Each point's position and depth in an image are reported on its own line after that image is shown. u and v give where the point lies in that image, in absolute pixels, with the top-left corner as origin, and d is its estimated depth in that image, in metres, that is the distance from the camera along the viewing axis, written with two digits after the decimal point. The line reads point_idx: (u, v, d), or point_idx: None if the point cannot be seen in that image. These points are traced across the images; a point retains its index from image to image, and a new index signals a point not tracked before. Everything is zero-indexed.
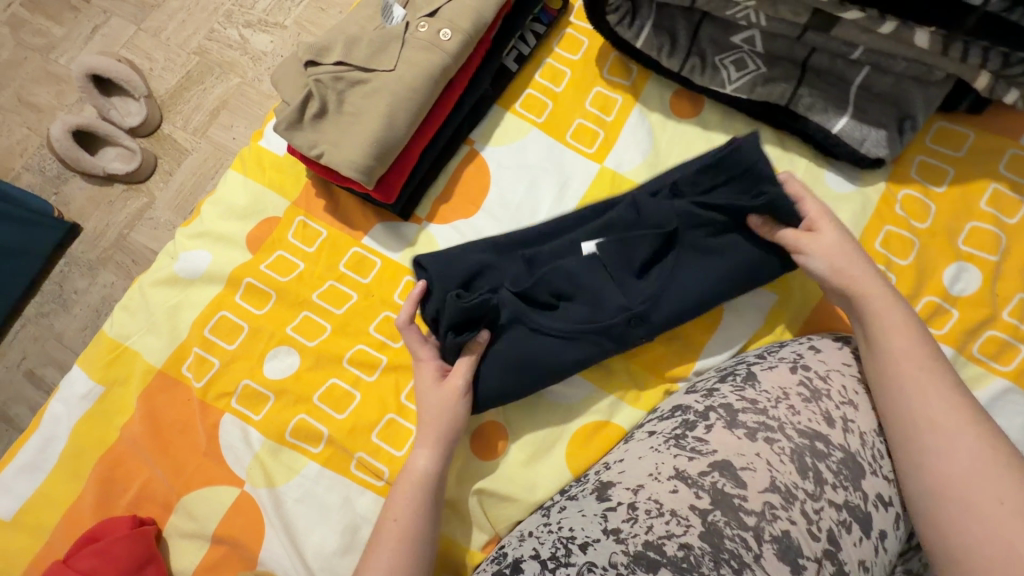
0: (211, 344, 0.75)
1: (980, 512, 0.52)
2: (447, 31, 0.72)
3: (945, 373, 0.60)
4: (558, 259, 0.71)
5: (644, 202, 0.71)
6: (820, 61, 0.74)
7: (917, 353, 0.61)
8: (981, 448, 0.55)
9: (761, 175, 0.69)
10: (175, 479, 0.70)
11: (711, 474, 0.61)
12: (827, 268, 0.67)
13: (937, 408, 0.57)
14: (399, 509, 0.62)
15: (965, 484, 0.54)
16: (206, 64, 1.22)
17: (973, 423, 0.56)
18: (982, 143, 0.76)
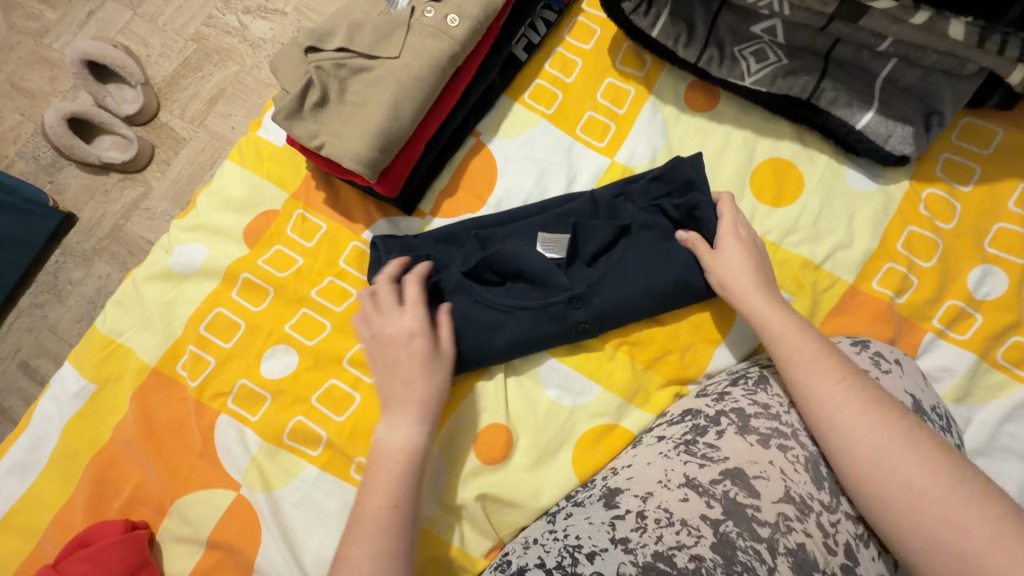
0: (206, 342, 0.72)
1: (895, 505, 0.52)
2: (455, 17, 0.68)
3: (833, 365, 0.60)
4: (508, 240, 0.74)
5: (602, 198, 0.75)
6: (844, 52, 0.71)
7: (804, 357, 0.61)
8: (883, 437, 0.54)
9: (701, 189, 0.72)
10: (170, 481, 0.68)
11: (722, 482, 0.59)
12: (720, 284, 0.69)
13: (833, 410, 0.57)
14: (383, 493, 0.58)
15: (872, 479, 0.53)
16: (203, 50, 1.19)
17: (867, 414, 0.56)
18: (1010, 140, 0.73)
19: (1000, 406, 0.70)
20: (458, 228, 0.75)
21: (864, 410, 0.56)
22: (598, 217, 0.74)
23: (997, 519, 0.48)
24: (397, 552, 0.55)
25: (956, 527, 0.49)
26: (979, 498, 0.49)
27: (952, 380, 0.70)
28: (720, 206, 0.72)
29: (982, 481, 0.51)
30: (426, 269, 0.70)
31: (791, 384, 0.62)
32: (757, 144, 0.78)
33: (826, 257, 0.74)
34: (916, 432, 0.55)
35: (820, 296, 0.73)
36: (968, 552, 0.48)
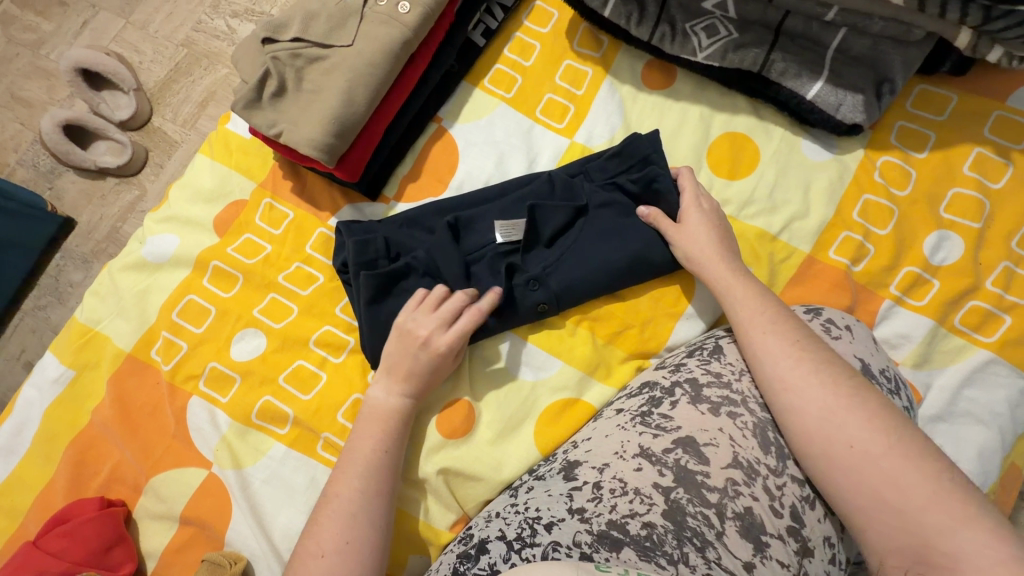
0: (178, 328, 0.75)
1: (841, 464, 0.52)
2: (406, 4, 0.70)
3: (786, 328, 0.60)
4: (471, 221, 0.74)
5: (559, 178, 0.76)
6: (795, 24, 0.71)
7: (760, 319, 0.62)
8: (831, 396, 0.54)
9: (656, 165, 0.74)
10: (144, 461, 0.71)
11: (675, 450, 0.60)
12: (686, 256, 0.70)
13: (785, 369, 0.58)
14: (375, 439, 0.63)
15: (818, 438, 0.54)
16: (193, 55, 1.22)
17: (816, 373, 0.56)
18: (965, 106, 0.73)
19: (959, 370, 0.70)
20: (419, 215, 0.75)
21: (811, 373, 0.56)
22: (554, 195, 0.75)
23: (935, 477, 0.49)
24: (382, 489, 0.60)
25: (897, 485, 0.50)
26: (919, 456, 0.50)
27: (911, 347, 0.71)
28: (679, 180, 0.74)
29: (921, 440, 0.52)
30: (467, 324, 0.68)
31: (749, 344, 0.62)
32: (713, 119, 0.78)
33: (783, 228, 0.74)
34: (864, 393, 0.55)
35: (778, 266, 0.74)
36: (908, 509, 0.49)
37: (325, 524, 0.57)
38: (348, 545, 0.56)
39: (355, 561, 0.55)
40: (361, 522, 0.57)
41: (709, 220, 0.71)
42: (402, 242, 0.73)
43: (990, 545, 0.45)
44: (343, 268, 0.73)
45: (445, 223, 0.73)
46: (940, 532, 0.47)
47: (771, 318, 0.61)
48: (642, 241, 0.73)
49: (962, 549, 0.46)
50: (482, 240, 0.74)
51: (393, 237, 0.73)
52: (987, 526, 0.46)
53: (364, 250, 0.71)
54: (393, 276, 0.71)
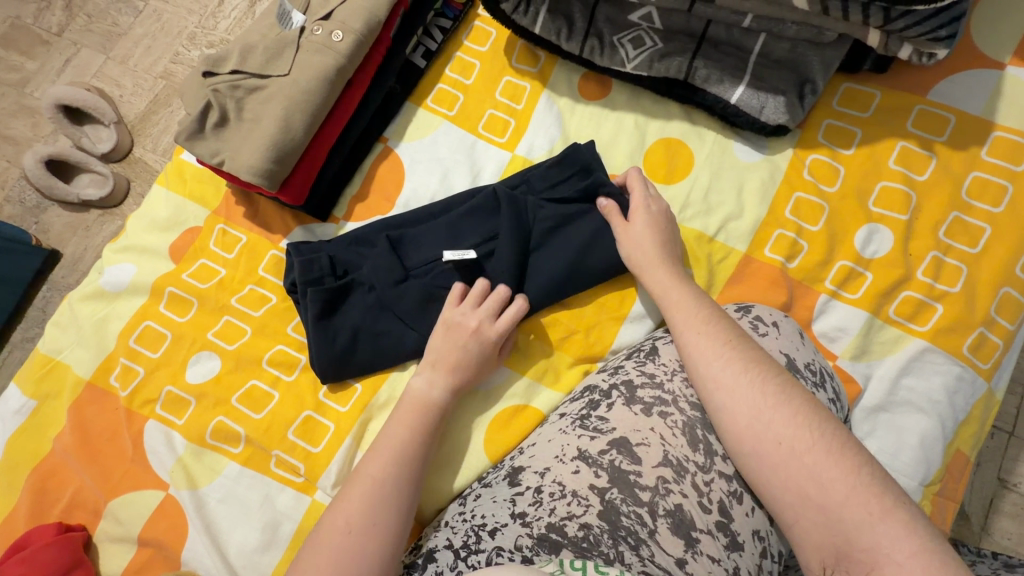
0: (136, 353, 0.77)
1: (770, 461, 0.53)
2: (339, 32, 0.73)
3: (719, 328, 0.61)
4: (420, 237, 0.76)
5: (502, 191, 0.76)
6: (717, 32, 0.74)
7: (695, 320, 0.63)
8: (759, 393, 0.55)
9: (599, 176, 0.76)
10: (103, 485, 0.72)
11: (609, 452, 0.61)
12: (634, 258, 0.71)
13: (718, 371, 0.58)
14: (411, 427, 0.63)
15: (749, 436, 0.54)
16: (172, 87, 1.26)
17: (747, 371, 0.56)
18: (888, 102, 0.75)
19: (897, 360, 0.70)
20: (368, 234, 0.76)
21: (741, 371, 0.56)
22: (499, 210, 0.75)
23: (855, 472, 0.50)
24: (409, 476, 0.59)
25: (819, 480, 0.50)
26: (840, 450, 0.51)
27: (848, 339, 0.71)
28: (628, 181, 0.75)
29: (843, 436, 0.53)
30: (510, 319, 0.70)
31: (684, 344, 0.62)
32: (648, 126, 0.81)
33: (719, 229, 0.76)
34: (790, 390, 0.55)
35: (717, 267, 0.75)
36: (829, 505, 0.49)
37: (350, 503, 0.56)
38: (372, 526, 0.54)
39: (377, 544, 0.53)
40: (390, 507, 0.56)
41: (636, 227, 0.72)
42: (348, 260, 0.75)
43: (904, 538, 0.46)
44: (292, 288, 0.75)
45: (387, 239, 0.74)
46: (860, 527, 0.48)
47: (705, 315, 0.62)
48: (581, 252, 0.75)
49: (880, 544, 0.46)
50: (425, 259, 0.74)
51: (340, 256, 0.75)
52: (902, 518, 0.47)
53: (311, 269, 0.73)
54: (337, 291, 0.73)
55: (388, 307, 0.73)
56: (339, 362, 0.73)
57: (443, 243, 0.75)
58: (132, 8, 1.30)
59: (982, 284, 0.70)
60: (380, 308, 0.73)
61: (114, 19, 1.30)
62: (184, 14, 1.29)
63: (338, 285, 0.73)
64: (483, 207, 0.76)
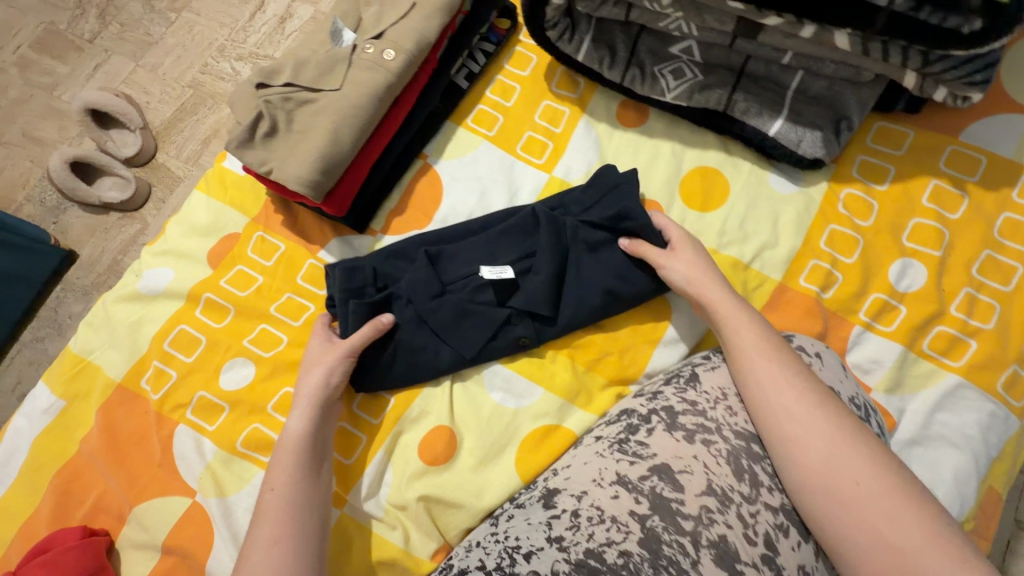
0: (169, 357, 0.77)
1: (843, 498, 0.53)
2: (391, 51, 0.75)
3: (788, 358, 0.62)
4: (459, 253, 0.76)
5: (541, 212, 0.76)
6: (756, 67, 0.77)
7: (765, 348, 0.63)
8: (835, 429, 0.56)
9: (628, 198, 0.76)
10: (130, 490, 0.72)
11: (650, 478, 0.61)
12: (683, 282, 0.71)
13: (790, 401, 0.59)
14: (281, 480, 0.61)
15: (822, 470, 0.54)
16: (199, 95, 1.28)
17: (822, 406, 0.58)
18: (921, 141, 0.77)
19: (930, 395, 0.71)
20: (409, 248, 0.77)
21: (817, 406, 0.58)
22: (538, 229, 0.76)
23: (932, 520, 0.50)
24: (285, 536, 0.57)
25: (895, 522, 0.51)
26: (916, 497, 0.52)
27: (882, 372, 0.72)
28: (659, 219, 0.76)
29: (915, 485, 0.54)
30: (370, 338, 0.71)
31: (746, 371, 0.63)
32: (685, 154, 0.82)
33: (754, 257, 0.77)
34: (860, 431, 0.57)
35: (751, 293, 0.76)
36: (904, 548, 0.49)
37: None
38: None
39: None
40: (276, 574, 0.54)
41: (677, 255, 0.73)
42: (389, 273, 0.76)
43: None
44: (331, 300, 0.76)
45: (425, 254, 0.75)
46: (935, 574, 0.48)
47: (774, 346, 0.63)
48: (617, 276, 0.76)
49: None
50: (462, 275, 0.75)
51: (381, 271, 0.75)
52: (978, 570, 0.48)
53: (350, 279, 0.74)
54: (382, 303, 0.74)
55: (427, 322, 0.74)
56: (379, 376, 0.74)
57: (480, 259, 0.76)
58: (165, 19, 1.33)
59: (1016, 322, 0.71)
60: (419, 322, 0.74)
61: (147, 29, 1.33)
62: (216, 27, 1.32)
63: (376, 297, 0.74)
64: (521, 226, 0.77)
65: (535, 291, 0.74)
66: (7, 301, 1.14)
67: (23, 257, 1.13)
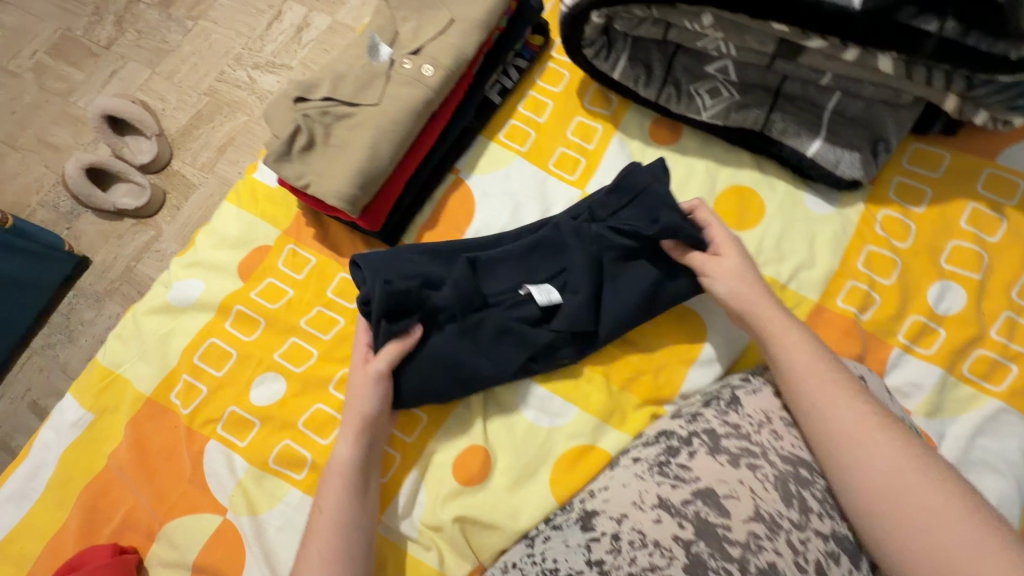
0: (199, 371, 0.76)
1: (909, 524, 0.53)
2: (430, 67, 0.75)
3: (846, 378, 0.62)
4: (497, 264, 0.76)
5: (565, 226, 0.76)
6: (793, 87, 0.77)
7: (819, 368, 0.63)
8: (897, 453, 0.56)
9: (659, 209, 0.74)
10: (159, 506, 0.70)
11: (694, 502, 0.60)
12: (731, 297, 0.70)
13: (848, 423, 0.59)
14: (330, 504, 0.64)
15: (886, 495, 0.54)
16: (215, 103, 1.28)
17: (883, 429, 0.58)
18: (958, 164, 0.77)
19: (972, 419, 0.70)
20: (449, 252, 0.77)
21: (875, 428, 0.58)
22: (568, 246, 0.76)
23: (1007, 550, 0.49)
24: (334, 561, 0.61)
25: (967, 551, 0.50)
26: (988, 524, 0.51)
27: (922, 396, 0.71)
28: (698, 214, 0.75)
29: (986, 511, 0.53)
30: (397, 350, 0.70)
31: (801, 391, 0.63)
32: (720, 173, 0.82)
33: (791, 277, 0.76)
34: (922, 452, 0.56)
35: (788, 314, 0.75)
36: None
37: None
38: None
39: None
40: None
41: (720, 261, 0.72)
42: (428, 275, 0.74)
43: None
44: (365, 302, 0.71)
45: (466, 262, 0.74)
46: None
47: (828, 368, 0.63)
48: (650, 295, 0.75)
49: None
50: (496, 292, 0.74)
51: (425, 272, 0.74)
52: None
53: (391, 286, 0.70)
54: (415, 317, 0.72)
55: (467, 335, 0.73)
56: (415, 394, 0.72)
57: (513, 274, 0.76)
58: (182, 27, 1.34)
59: None
60: (460, 335, 0.72)
61: (163, 37, 1.33)
62: (233, 36, 1.32)
63: (415, 309, 0.71)
64: (550, 241, 0.76)
65: (575, 307, 0.73)
66: (18, 308, 1.12)
67: (36, 264, 1.11)
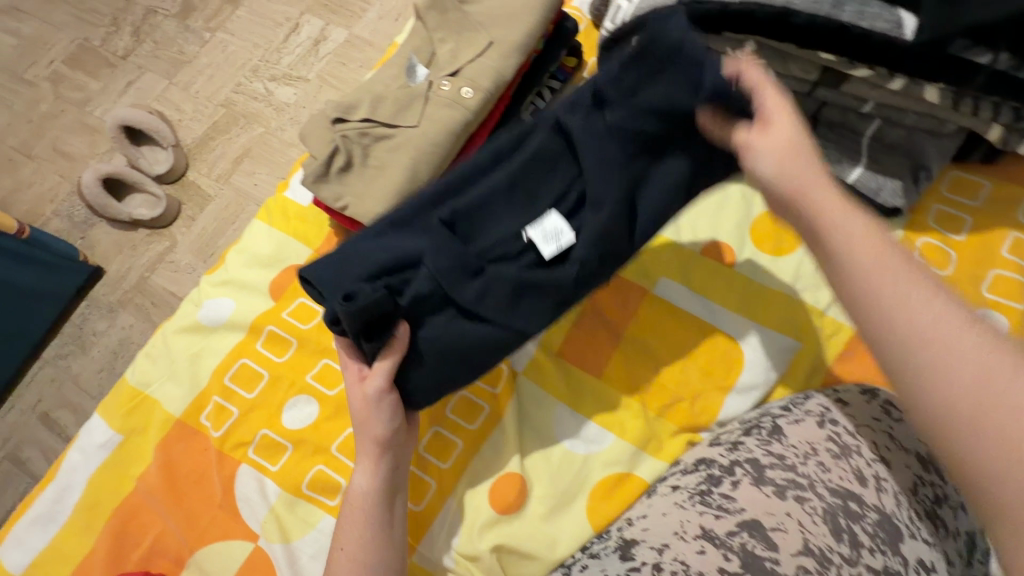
0: (230, 393, 0.75)
1: (1020, 450, 0.36)
2: (469, 89, 0.75)
3: (908, 265, 0.45)
4: (485, 203, 0.61)
5: (568, 120, 0.61)
6: (831, 114, 0.75)
7: (892, 260, 0.46)
8: (1015, 362, 0.39)
9: (709, 73, 0.55)
10: (190, 532, 0.69)
11: (739, 534, 0.57)
12: (777, 166, 0.52)
13: (933, 321, 0.42)
14: (352, 543, 0.58)
15: (987, 416, 0.38)
16: (232, 115, 1.27)
17: (977, 330, 0.41)
18: (998, 193, 0.77)
19: None
20: (408, 217, 0.60)
21: (968, 328, 0.41)
22: (575, 150, 0.61)
23: None
24: None
25: None
26: None
27: None
28: (748, 75, 0.55)
29: None
30: (391, 364, 0.59)
31: (857, 274, 0.46)
32: (755, 198, 0.82)
33: (830, 303, 0.78)
34: None
35: (826, 342, 0.77)
36: None
37: None
38: None
39: None
40: None
41: (772, 130, 0.53)
42: (398, 259, 0.58)
43: None
44: (334, 321, 0.57)
45: (440, 222, 0.59)
46: None
47: (898, 256, 0.46)
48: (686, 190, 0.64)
49: None
50: (496, 235, 0.60)
51: (395, 250, 0.58)
52: None
53: (353, 302, 0.54)
54: (392, 323, 0.58)
55: (466, 309, 0.59)
56: (423, 390, 0.63)
57: (512, 211, 0.61)
58: (200, 38, 1.33)
59: None
60: (462, 316, 0.59)
61: (180, 47, 1.33)
62: (250, 47, 1.31)
63: (391, 310, 0.57)
64: (546, 152, 0.62)
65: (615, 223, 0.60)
66: (32, 318, 1.09)
67: (50, 276, 1.08)
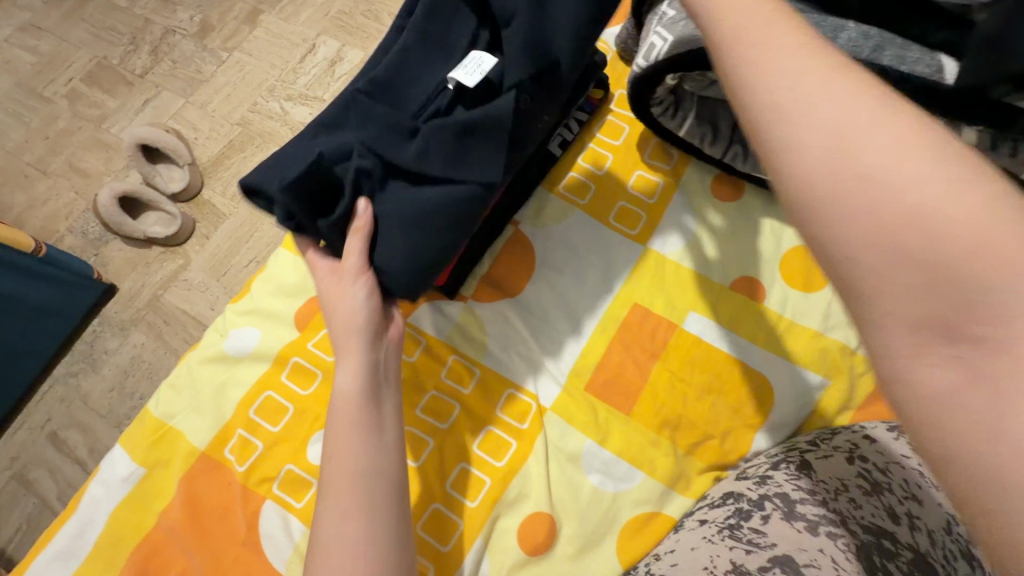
0: (255, 426, 0.74)
1: (862, 207, 0.33)
2: None
3: (787, 38, 0.41)
4: (410, 87, 0.67)
5: None
6: None
7: (756, 27, 0.42)
8: (866, 116, 0.35)
9: None
10: (212, 571, 0.68)
11: (771, 569, 0.55)
12: None
13: (784, 83, 0.38)
14: (347, 452, 0.57)
15: (837, 178, 0.34)
16: (248, 134, 1.27)
17: (828, 85, 0.37)
18: None
19: None
20: (339, 114, 0.67)
21: (824, 91, 0.37)
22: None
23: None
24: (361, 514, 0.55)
25: (947, 229, 0.30)
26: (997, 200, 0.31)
27: None
28: None
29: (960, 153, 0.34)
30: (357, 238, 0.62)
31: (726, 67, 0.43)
32: (784, 232, 0.82)
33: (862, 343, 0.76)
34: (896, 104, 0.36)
35: (857, 380, 0.76)
36: (971, 276, 0.29)
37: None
38: None
39: None
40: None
41: None
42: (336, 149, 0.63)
43: None
44: (288, 218, 0.63)
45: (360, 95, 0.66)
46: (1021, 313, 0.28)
47: (762, 22, 0.42)
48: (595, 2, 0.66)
49: None
50: (426, 91, 0.67)
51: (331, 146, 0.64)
52: None
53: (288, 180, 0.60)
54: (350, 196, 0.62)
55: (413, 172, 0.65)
56: (393, 273, 0.63)
57: (428, 68, 0.67)
58: (217, 58, 1.34)
59: None
60: (416, 181, 0.65)
61: (198, 67, 1.34)
62: (267, 67, 1.32)
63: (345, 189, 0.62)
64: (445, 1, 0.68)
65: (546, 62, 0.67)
66: (45, 336, 1.08)
67: (63, 292, 1.07)
